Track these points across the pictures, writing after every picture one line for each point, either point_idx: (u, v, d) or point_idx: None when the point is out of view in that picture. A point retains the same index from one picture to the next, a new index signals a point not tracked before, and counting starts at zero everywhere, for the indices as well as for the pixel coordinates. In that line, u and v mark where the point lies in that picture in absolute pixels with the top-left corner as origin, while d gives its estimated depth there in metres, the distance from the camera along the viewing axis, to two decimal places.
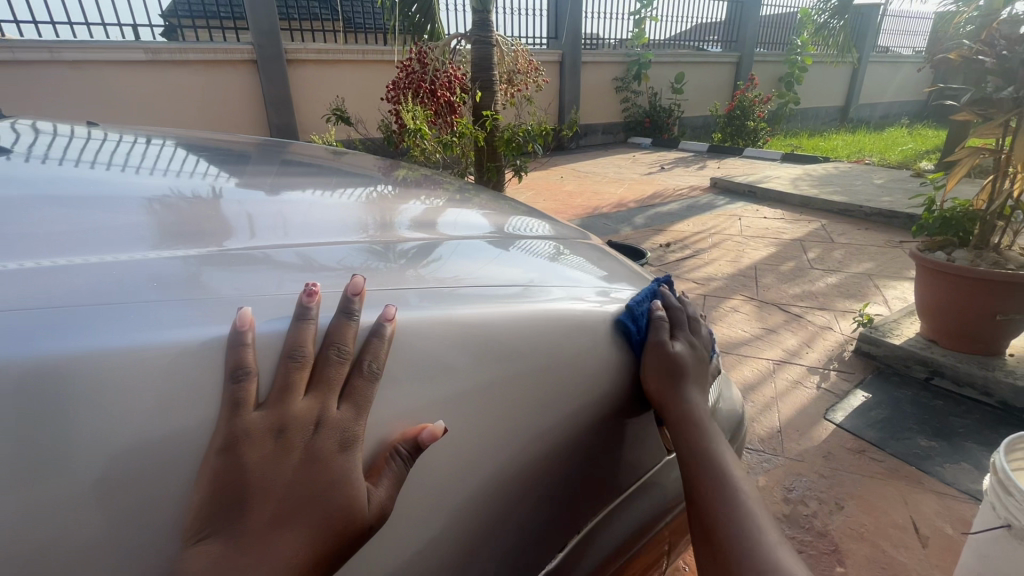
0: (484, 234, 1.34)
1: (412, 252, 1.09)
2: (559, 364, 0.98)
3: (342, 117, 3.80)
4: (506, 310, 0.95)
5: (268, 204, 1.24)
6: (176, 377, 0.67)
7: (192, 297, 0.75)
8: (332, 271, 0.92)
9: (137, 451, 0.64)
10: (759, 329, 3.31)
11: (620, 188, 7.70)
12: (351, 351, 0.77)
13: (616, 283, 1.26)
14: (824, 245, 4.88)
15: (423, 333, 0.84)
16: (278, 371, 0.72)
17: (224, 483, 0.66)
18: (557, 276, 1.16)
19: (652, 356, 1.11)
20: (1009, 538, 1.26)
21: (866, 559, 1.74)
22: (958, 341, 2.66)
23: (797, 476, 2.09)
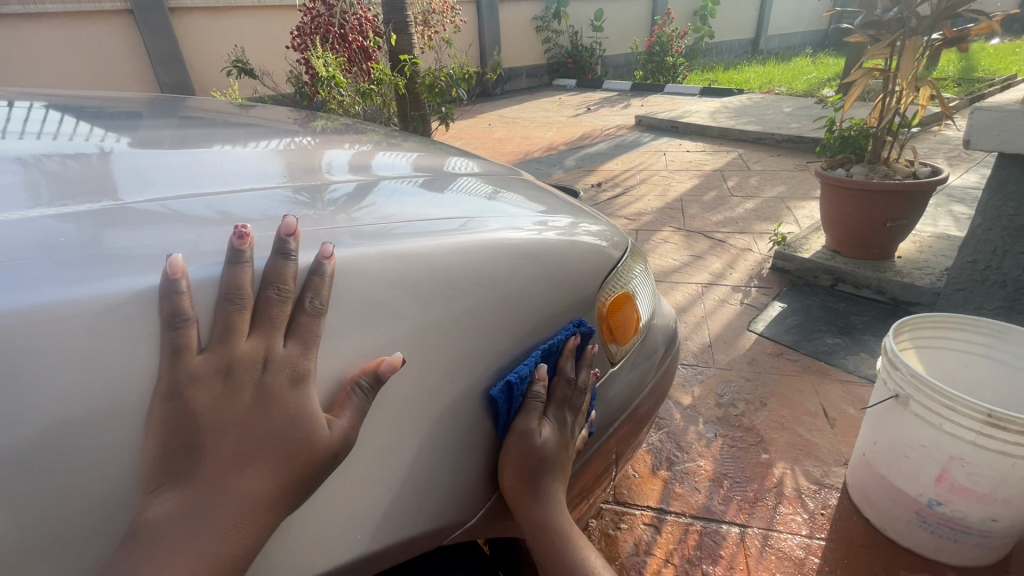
0: (413, 175, 1.31)
1: (339, 198, 1.05)
2: (507, 291, 0.99)
3: (243, 70, 3.47)
4: (446, 244, 0.94)
5: (169, 160, 1.14)
6: (100, 332, 0.63)
7: (100, 253, 0.71)
8: (256, 220, 0.88)
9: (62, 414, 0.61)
10: (688, 256, 3.51)
11: (548, 131, 7.67)
12: (292, 290, 0.76)
13: (550, 213, 1.28)
14: (741, 174, 5.17)
15: (366, 271, 0.82)
16: (216, 316, 0.70)
17: (173, 434, 0.66)
18: (492, 211, 1.16)
19: (591, 278, 1.15)
20: (897, 406, 1.48)
21: (786, 444, 1.98)
22: (857, 248, 2.96)
23: (727, 382, 2.31)
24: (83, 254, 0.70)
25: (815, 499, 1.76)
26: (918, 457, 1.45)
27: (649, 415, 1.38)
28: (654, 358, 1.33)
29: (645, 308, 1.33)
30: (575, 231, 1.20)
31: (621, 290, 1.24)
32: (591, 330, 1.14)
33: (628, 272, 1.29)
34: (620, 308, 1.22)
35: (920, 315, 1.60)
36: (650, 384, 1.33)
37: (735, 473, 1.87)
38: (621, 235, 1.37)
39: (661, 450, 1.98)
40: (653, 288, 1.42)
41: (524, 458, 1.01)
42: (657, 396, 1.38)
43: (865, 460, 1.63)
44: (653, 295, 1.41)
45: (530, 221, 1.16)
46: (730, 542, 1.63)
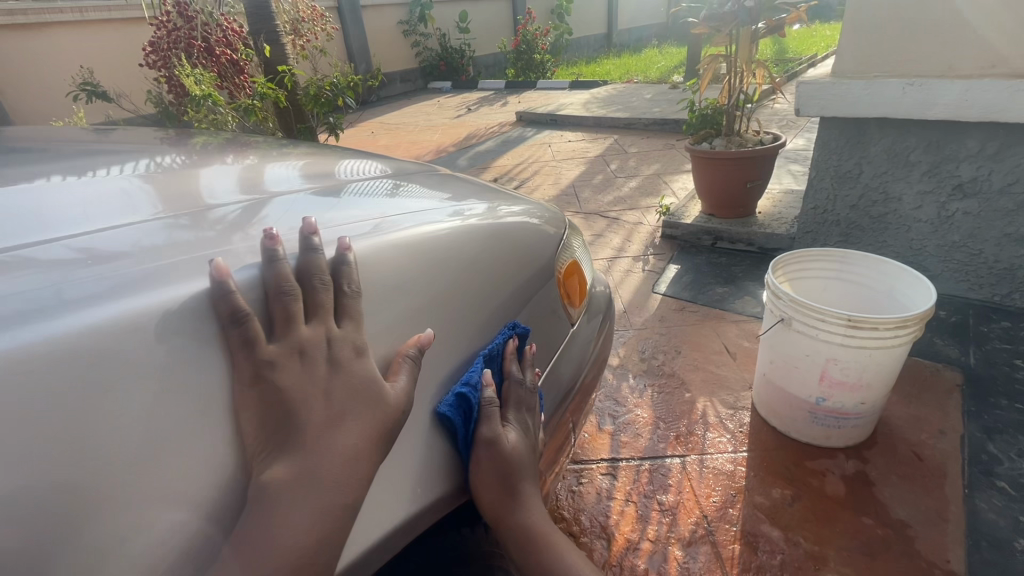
0: (307, 184, 1.34)
1: (231, 217, 1.08)
2: (445, 271, 1.14)
3: (93, 93, 3.09)
4: (377, 242, 1.08)
5: (9, 200, 1.05)
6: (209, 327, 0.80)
7: (170, 274, 0.85)
8: (146, 251, 0.90)
9: (191, 399, 0.76)
10: (590, 236, 3.80)
11: (435, 134, 7.71)
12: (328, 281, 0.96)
13: (459, 201, 1.42)
14: (621, 156, 5.66)
15: (388, 265, 1.06)
16: (279, 307, 0.88)
17: (286, 405, 0.82)
18: (398, 208, 1.27)
19: (523, 253, 1.34)
20: (783, 327, 1.80)
21: (703, 381, 2.29)
22: (726, 210, 3.45)
23: (645, 340, 2.59)
24: (143, 276, 0.83)
25: (733, 421, 2.06)
26: (803, 366, 1.79)
27: (594, 384, 1.53)
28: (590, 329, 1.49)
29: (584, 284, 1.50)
30: (499, 215, 1.39)
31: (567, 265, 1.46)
32: (525, 329, 1.27)
33: (566, 252, 1.49)
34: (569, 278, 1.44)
35: (789, 253, 1.95)
36: (592, 356, 1.49)
37: (667, 414, 2.13)
38: (528, 206, 1.54)
39: (602, 409, 2.19)
40: (589, 266, 1.61)
41: (495, 468, 1.09)
42: (601, 364, 1.55)
43: (766, 379, 1.96)
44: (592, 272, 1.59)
45: (447, 213, 1.30)
46: (675, 472, 1.88)
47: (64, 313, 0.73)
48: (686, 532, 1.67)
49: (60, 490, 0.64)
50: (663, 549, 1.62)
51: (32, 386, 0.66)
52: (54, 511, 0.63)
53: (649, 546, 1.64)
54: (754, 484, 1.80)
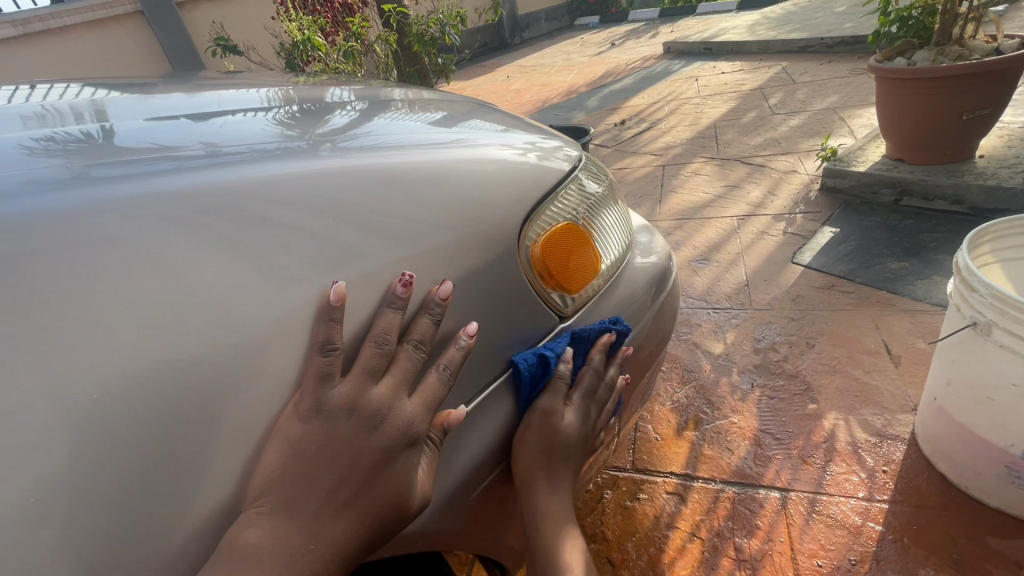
0: (429, 109, 1.20)
1: (334, 130, 0.98)
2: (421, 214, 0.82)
3: (226, 47, 3.36)
4: (415, 159, 0.87)
5: (153, 107, 1.07)
6: (259, 205, 0.72)
7: (234, 159, 0.79)
8: (263, 148, 0.84)
9: (266, 296, 0.68)
10: (722, 188, 3.11)
11: (570, 74, 7.15)
12: (367, 203, 0.78)
13: (488, 132, 1.07)
14: (786, 88, 4.56)
15: (421, 183, 0.84)
16: (329, 207, 0.75)
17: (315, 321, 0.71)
18: (472, 131, 1.07)
19: (588, 197, 1.05)
20: (974, 336, 1.16)
21: (839, 391, 1.68)
22: (924, 153, 2.49)
23: (766, 324, 2.01)
24: (243, 162, 0.77)
25: (874, 454, 1.47)
26: (1006, 400, 1.14)
27: (652, 361, 1.17)
28: (636, 298, 1.06)
29: (613, 249, 1.04)
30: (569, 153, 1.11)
31: (565, 223, 0.98)
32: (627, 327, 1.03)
33: (583, 197, 1.04)
34: (569, 243, 0.96)
35: (1007, 218, 1.26)
36: (650, 328, 1.11)
37: (775, 427, 1.61)
38: (574, 151, 1.14)
39: (688, 408, 1.74)
40: (625, 215, 1.14)
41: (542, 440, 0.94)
42: (663, 334, 1.17)
43: (937, 406, 1.33)
44: (626, 225, 1.12)
45: (520, 142, 1.06)
46: (768, 510, 1.39)
47: (159, 184, 0.69)
48: None
49: (94, 345, 0.58)
50: None
51: (76, 244, 0.61)
52: (81, 364, 0.57)
53: None
54: (888, 553, 1.25)
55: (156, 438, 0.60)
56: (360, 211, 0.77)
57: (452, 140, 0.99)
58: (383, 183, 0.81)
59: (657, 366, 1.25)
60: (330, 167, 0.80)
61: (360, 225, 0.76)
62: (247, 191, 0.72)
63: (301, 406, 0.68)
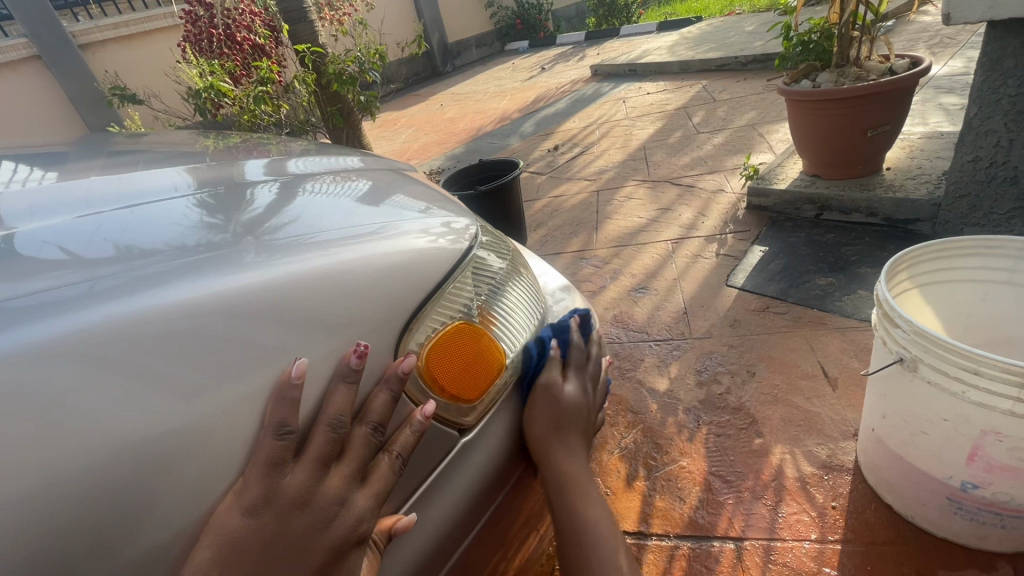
0: (360, 178, 1.10)
1: (259, 216, 0.86)
2: (317, 323, 0.72)
3: (122, 96, 3.12)
4: (319, 256, 0.76)
5: (60, 194, 0.92)
6: (172, 324, 0.64)
7: (149, 263, 0.71)
8: (185, 248, 0.75)
9: (174, 423, 0.61)
10: (655, 211, 3.13)
11: (503, 100, 7.18)
12: (238, 323, 0.66)
13: (392, 208, 0.96)
14: (708, 107, 4.72)
15: (321, 284, 0.73)
16: (224, 327, 0.66)
17: (208, 476, 0.63)
18: (395, 208, 0.97)
19: (503, 279, 0.97)
20: (902, 372, 1.14)
21: (782, 421, 1.65)
22: (838, 169, 2.59)
23: (708, 355, 1.98)
24: (150, 271, 0.69)
25: (823, 489, 1.44)
26: (939, 434, 1.12)
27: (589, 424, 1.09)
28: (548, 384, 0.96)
29: (519, 334, 0.94)
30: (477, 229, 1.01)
31: (453, 324, 0.84)
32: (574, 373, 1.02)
33: (480, 281, 0.92)
34: (463, 347, 0.83)
35: (921, 245, 1.26)
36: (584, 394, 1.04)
37: (725, 467, 1.56)
38: (475, 227, 1.02)
39: (638, 454, 1.67)
40: (533, 289, 1.04)
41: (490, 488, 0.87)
42: (596, 405, 1.09)
43: (876, 437, 1.31)
44: (536, 300, 1.03)
45: (440, 218, 0.97)
46: (725, 565, 1.33)
47: (56, 310, 0.62)
48: None
49: None
50: None
51: None
52: None
53: None
54: None
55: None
56: (281, 316, 0.69)
57: (378, 221, 0.89)
58: (302, 285, 0.72)
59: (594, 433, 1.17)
60: (252, 268, 0.72)
61: (280, 327, 0.69)
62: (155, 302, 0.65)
63: (247, 497, 0.64)
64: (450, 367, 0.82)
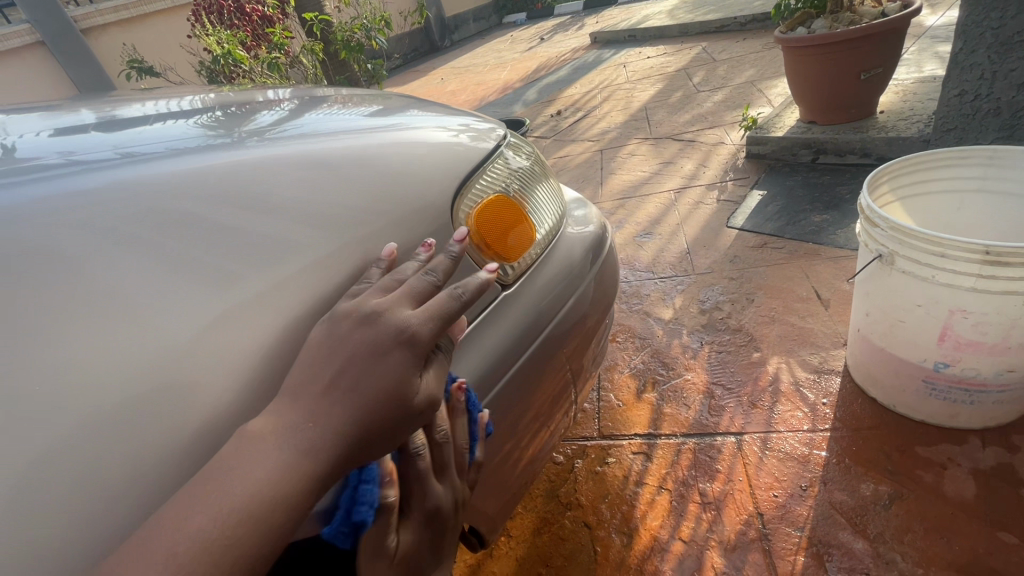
0: (351, 103, 1.21)
1: (262, 125, 0.99)
2: (333, 194, 0.83)
3: (139, 69, 3.24)
4: (334, 145, 0.89)
5: (73, 123, 1.03)
6: (226, 182, 0.77)
7: (184, 150, 0.83)
8: (191, 146, 0.87)
9: (250, 253, 0.73)
10: (657, 165, 3.25)
11: (504, 71, 7.22)
12: (289, 185, 0.80)
13: (393, 117, 1.09)
14: (707, 67, 4.79)
15: (347, 162, 0.87)
16: (270, 186, 0.79)
17: (281, 297, 0.73)
18: (407, 117, 1.10)
19: (527, 174, 1.11)
20: (882, 267, 1.27)
21: (779, 337, 1.80)
22: (834, 113, 2.68)
23: (709, 287, 2.12)
24: (176, 154, 0.81)
25: (815, 389, 1.59)
26: (914, 320, 1.26)
27: (600, 324, 1.24)
28: (570, 264, 1.09)
29: (545, 219, 1.08)
30: (498, 135, 1.14)
31: (490, 198, 0.99)
32: (594, 261, 1.16)
33: (509, 172, 1.07)
34: (500, 215, 0.98)
35: (898, 159, 1.39)
36: (599, 282, 1.19)
37: (726, 377, 1.72)
38: (503, 134, 1.17)
39: (645, 372, 1.83)
40: (555, 190, 1.18)
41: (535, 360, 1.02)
42: (608, 298, 1.25)
43: (861, 336, 1.45)
44: (556, 198, 1.17)
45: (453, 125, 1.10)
46: (726, 454, 1.49)
47: (117, 171, 0.74)
48: (732, 534, 1.31)
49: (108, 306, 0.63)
50: (699, 552, 1.30)
51: (75, 224, 0.66)
52: (100, 324, 0.62)
53: (679, 548, 1.31)
54: (833, 475, 1.36)
55: (153, 395, 0.62)
56: (292, 193, 0.80)
57: (389, 125, 1.02)
58: (311, 162, 0.84)
59: (603, 327, 1.33)
60: (261, 154, 0.83)
61: (291, 206, 0.79)
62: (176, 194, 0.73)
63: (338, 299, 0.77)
64: (496, 229, 0.97)
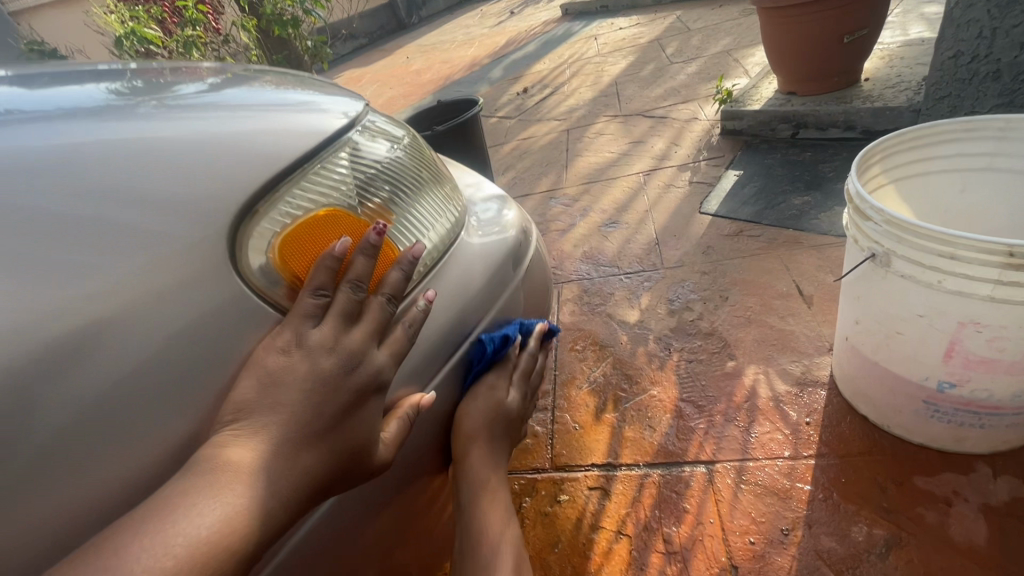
0: (314, 81, 0.98)
1: (183, 94, 0.75)
2: (180, 200, 0.60)
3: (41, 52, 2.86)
4: (228, 131, 0.66)
5: None
6: (64, 166, 0.57)
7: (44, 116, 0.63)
8: (73, 108, 0.66)
9: (61, 275, 0.52)
10: (627, 144, 2.98)
11: (472, 48, 6.82)
12: (136, 187, 0.58)
13: (328, 97, 0.85)
14: (682, 37, 4.49)
15: (230, 161, 0.64)
16: (111, 184, 0.58)
17: (104, 348, 0.53)
18: (337, 99, 0.86)
19: (399, 172, 0.83)
20: (874, 269, 1.04)
21: (756, 342, 1.58)
22: (815, 82, 2.43)
23: (679, 283, 1.89)
24: (30, 120, 0.62)
25: (796, 406, 1.37)
26: (914, 333, 1.03)
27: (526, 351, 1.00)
28: (475, 287, 0.84)
29: (423, 234, 0.80)
30: (368, 119, 0.85)
31: (318, 212, 0.69)
32: (510, 279, 0.91)
33: (365, 170, 0.77)
34: (327, 235, 0.69)
35: (893, 134, 1.15)
36: (521, 303, 0.94)
37: (697, 393, 1.49)
38: (368, 112, 0.87)
39: (607, 386, 1.59)
40: (442, 188, 0.90)
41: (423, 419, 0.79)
42: (534, 320, 1.00)
43: (849, 346, 1.23)
44: (447, 204, 0.88)
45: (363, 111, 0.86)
46: (695, 489, 1.27)
47: None
48: None
49: None
50: None
51: None
52: None
53: None
54: (819, 515, 1.14)
55: None
56: (128, 187, 0.58)
57: (309, 105, 0.79)
58: (187, 157, 0.62)
59: (538, 352, 1.08)
60: (123, 132, 0.62)
61: (137, 206, 0.58)
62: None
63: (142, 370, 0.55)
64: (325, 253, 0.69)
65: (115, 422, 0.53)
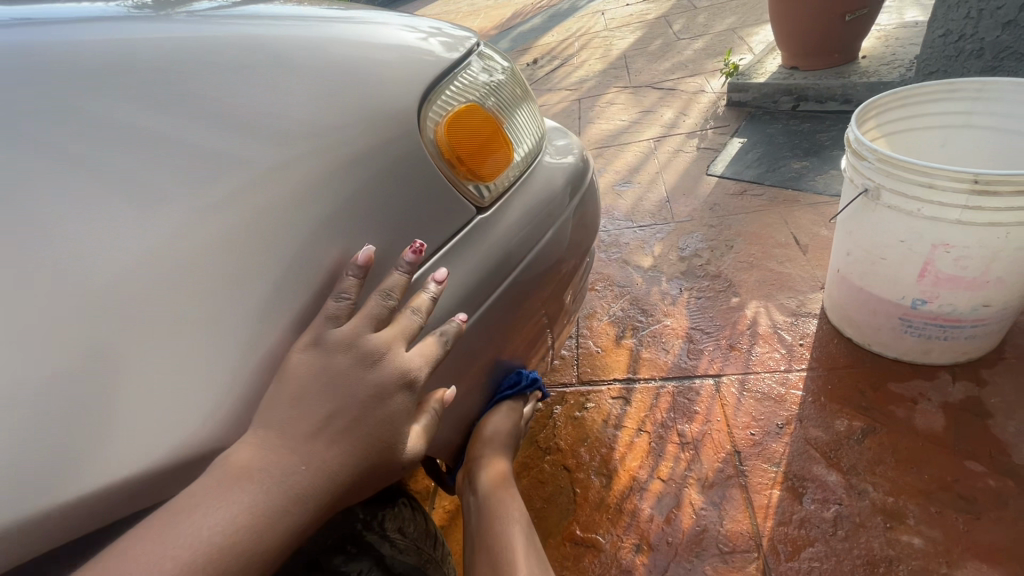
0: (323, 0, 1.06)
1: (205, 6, 0.83)
2: (316, 100, 0.74)
3: None
4: (292, 40, 0.78)
5: None
6: (216, 77, 0.70)
7: (132, 22, 0.72)
8: (121, 15, 0.74)
9: (256, 163, 0.68)
10: (636, 113, 3.15)
11: (477, 19, 6.86)
12: (265, 90, 0.72)
13: (369, 14, 0.97)
14: (687, 14, 4.64)
15: (319, 66, 0.77)
16: (252, 87, 0.71)
17: (289, 214, 0.68)
18: (376, 16, 0.97)
19: (506, 88, 1.03)
20: (867, 203, 1.25)
21: (758, 282, 1.79)
22: (820, 55, 2.61)
23: (689, 234, 2.09)
24: (119, 28, 0.71)
25: (792, 332, 1.59)
26: (896, 257, 1.24)
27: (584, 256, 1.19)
28: (557, 188, 1.03)
29: (525, 140, 1.01)
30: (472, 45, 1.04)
31: (466, 107, 0.90)
32: (580, 188, 1.10)
33: (488, 84, 0.98)
34: (473, 125, 0.90)
35: (889, 92, 1.34)
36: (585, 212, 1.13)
37: (706, 323, 1.70)
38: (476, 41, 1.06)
39: (625, 319, 1.80)
40: (530, 108, 1.10)
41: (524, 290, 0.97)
42: (592, 229, 1.19)
43: (840, 276, 1.44)
44: (536, 121, 1.09)
45: (425, 29, 0.99)
46: (705, 397, 1.48)
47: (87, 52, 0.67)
48: (710, 472, 1.32)
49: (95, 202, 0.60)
50: (678, 491, 1.30)
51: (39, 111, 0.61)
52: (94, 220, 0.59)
53: (658, 487, 1.32)
54: (810, 413, 1.37)
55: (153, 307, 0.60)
56: (261, 92, 0.71)
57: (364, 22, 0.91)
58: (281, 61, 0.75)
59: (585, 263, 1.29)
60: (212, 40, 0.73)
61: (274, 108, 0.71)
62: (131, 104, 0.65)
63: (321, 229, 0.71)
64: (474, 141, 0.89)
65: (298, 271, 0.69)
